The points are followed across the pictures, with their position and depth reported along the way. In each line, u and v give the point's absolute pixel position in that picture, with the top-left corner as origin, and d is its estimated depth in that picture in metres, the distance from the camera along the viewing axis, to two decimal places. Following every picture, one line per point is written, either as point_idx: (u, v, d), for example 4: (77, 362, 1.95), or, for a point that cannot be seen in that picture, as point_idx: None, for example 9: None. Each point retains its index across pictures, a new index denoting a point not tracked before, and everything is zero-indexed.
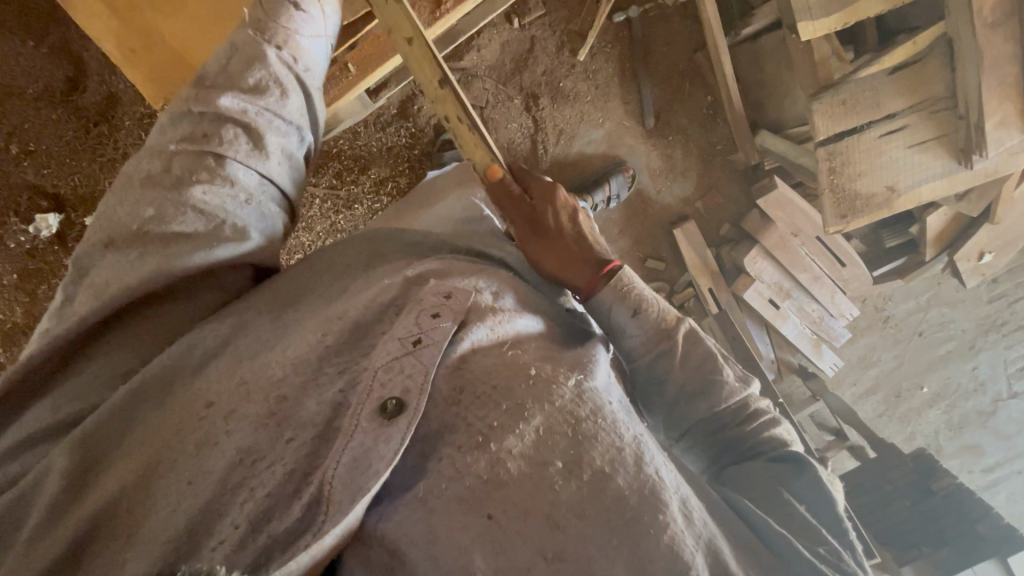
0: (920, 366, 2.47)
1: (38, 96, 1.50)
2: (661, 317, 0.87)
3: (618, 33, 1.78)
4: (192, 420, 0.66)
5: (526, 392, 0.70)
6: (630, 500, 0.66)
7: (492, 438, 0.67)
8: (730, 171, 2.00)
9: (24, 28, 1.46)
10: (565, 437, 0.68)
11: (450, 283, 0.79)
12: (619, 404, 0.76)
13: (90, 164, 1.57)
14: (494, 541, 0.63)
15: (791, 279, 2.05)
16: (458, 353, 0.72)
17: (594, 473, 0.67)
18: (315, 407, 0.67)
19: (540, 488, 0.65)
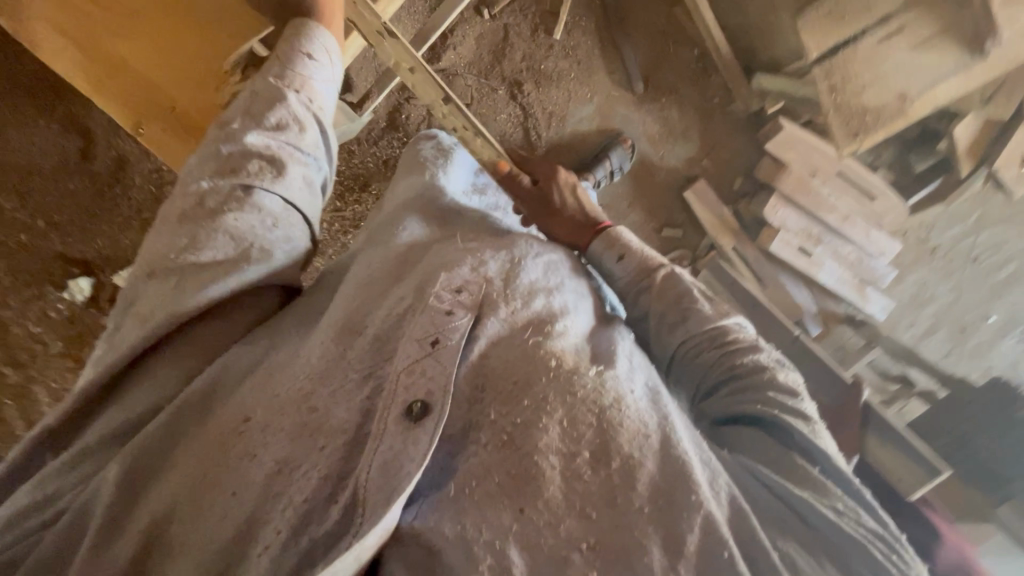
0: (982, 295, 2.28)
1: (55, 169, 1.58)
2: (644, 259, 0.97)
3: (590, 5, 1.77)
4: (232, 436, 0.64)
5: (548, 386, 0.65)
6: (659, 484, 0.60)
7: (517, 436, 0.62)
8: (732, 122, 1.93)
9: (36, 109, 1.55)
10: (590, 426, 0.63)
11: (458, 275, 0.75)
12: (643, 388, 0.70)
13: (110, 225, 1.64)
14: (534, 539, 0.56)
15: (819, 222, 1.96)
16: (477, 354, 0.68)
17: (623, 461, 0.61)
18: (345, 413, 0.64)
19: (570, 481, 0.60)
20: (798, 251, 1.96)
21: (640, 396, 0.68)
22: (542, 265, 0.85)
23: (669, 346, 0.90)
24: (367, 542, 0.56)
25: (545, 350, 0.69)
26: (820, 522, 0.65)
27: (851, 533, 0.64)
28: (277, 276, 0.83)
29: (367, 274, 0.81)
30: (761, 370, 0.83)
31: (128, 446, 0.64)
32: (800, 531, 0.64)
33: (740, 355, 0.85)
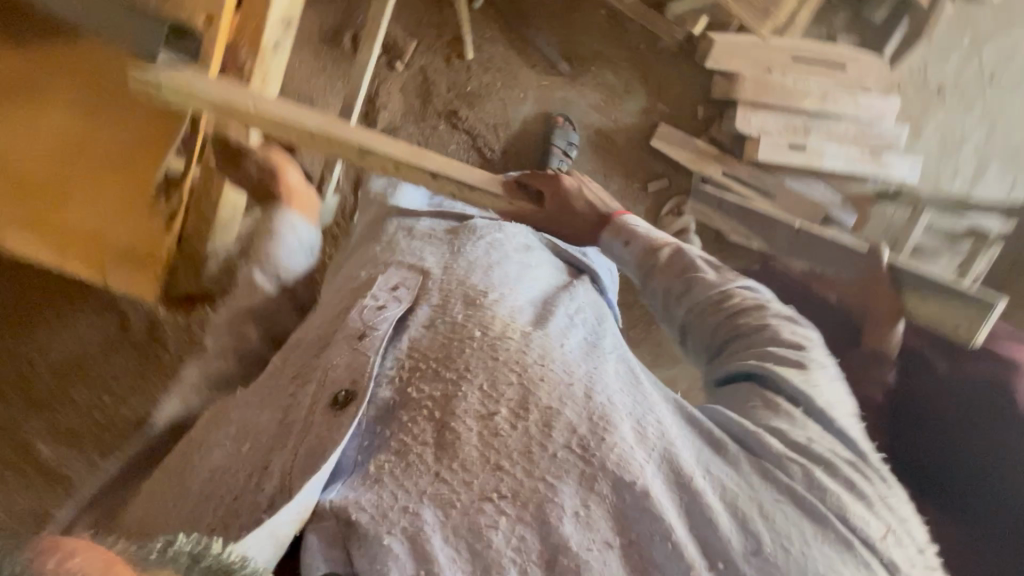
0: (1015, 112, 2.10)
1: (106, 350, 1.80)
2: (649, 241, 1.03)
3: (488, 15, 1.81)
4: (185, 443, 0.75)
5: (468, 355, 0.75)
6: (578, 430, 0.69)
7: (438, 408, 0.69)
8: (669, 58, 1.90)
9: (77, 307, 1.79)
10: (509, 383, 0.72)
11: (397, 276, 0.90)
12: (571, 346, 0.82)
13: (162, 381, 1.80)
14: (447, 497, 0.63)
15: (800, 113, 1.89)
16: (409, 341, 0.78)
17: (542, 411, 0.70)
18: (263, 419, 0.73)
19: (487, 438, 0.67)
20: (788, 148, 1.90)
21: (574, 351, 0.81)
22: (482, 244, 1.01)
23: (677, 319, 0.97)
24: (282, 518, 0.59)
25: (470, 321, 0.80)
26: (758, 450, 0.73)
27: (789, 459, 0.72)
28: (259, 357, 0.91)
29: (326, 303, 0.91)
30: (762, 322, 0.89)
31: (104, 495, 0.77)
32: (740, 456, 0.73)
33: (737, 317, 0.90)
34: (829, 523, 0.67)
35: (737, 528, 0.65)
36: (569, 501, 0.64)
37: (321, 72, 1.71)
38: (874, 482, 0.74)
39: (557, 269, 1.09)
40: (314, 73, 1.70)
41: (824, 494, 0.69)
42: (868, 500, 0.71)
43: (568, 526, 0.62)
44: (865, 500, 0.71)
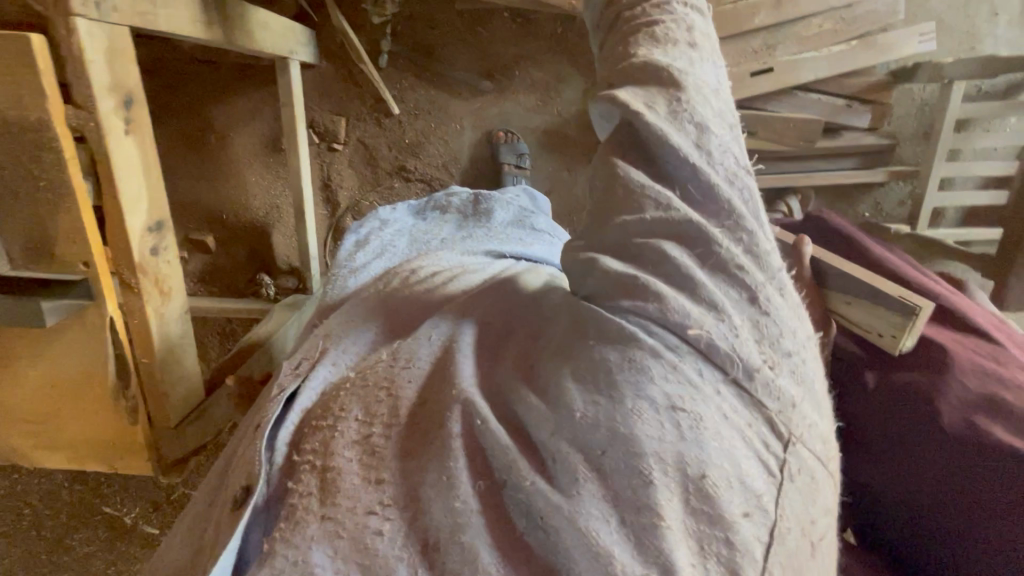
0: None
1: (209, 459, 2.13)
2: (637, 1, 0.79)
3: (397, 66, 1.80)
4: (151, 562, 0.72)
5: (347, 396, 0.66)
6: (443, 421, 0.58)
7: (321, 453, 0.60)
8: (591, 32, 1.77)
9: None
10: (381, 401, 0.63)
11: (297, 358, 0.80)
12: (450, 328, 0.73)
13: None
14: (332, 528, 0.53)
15: (755, 32, 1.65)
16: (300, 414, 0.68)
17: (419, 422, 0.60)
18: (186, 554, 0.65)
19: (367, 461, 0.58)
20: (755, 75, 1.67)
21: (439, 348, 0.70)
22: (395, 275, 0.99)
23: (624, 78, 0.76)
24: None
25: (354, 371, 0.72)
26: (597, 290, 0.62)
27: (620, 297, 0.60)
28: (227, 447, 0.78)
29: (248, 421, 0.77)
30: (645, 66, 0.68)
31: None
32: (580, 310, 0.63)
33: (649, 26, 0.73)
34: (636, 342, 0.56)
35: (551, 402, 0.56)
36: (437, 472, 0.54)
37: (277, 180, 1.88)
38: (724, 259, 0.59)
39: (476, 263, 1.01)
40: (272, 183, 1.88)
41: (644, 302, 0.58)
42: (708, 294, 0.58)
43: (438, 504, 0.52)
44: (700, 300, 0.57)
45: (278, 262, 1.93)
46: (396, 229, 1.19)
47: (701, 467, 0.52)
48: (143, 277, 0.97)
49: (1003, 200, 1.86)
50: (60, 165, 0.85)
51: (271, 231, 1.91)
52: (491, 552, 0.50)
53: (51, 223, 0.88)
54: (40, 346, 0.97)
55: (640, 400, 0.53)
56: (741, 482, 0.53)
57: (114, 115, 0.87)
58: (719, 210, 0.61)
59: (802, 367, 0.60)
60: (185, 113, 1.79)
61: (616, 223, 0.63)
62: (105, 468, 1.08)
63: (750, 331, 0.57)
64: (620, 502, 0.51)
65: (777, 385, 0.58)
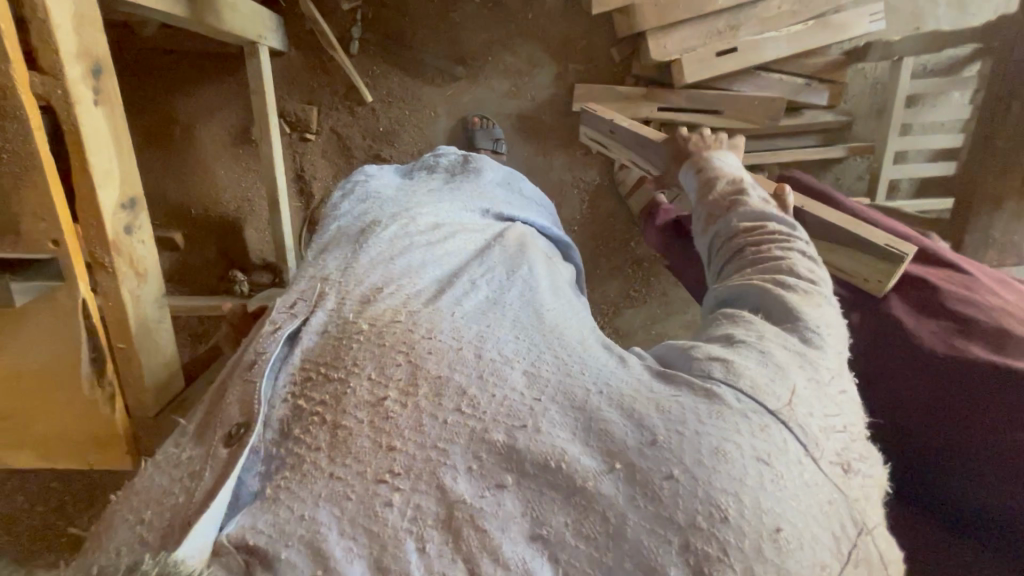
0: None
1: None
2: (712, 172, 1.09)
3: (371, 52, 1.79)
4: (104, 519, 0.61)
5: (359, 349, 0.68)
6: (468, 390, 0.63)
7: (329, 411, 0.63)
8: (562, 17, 1.81)
9: None
10: (396, 363, 0.66)
11: (292, 295, 0.79)
12: (472, 309, 0.77)
13: None
14: (342, 491, 0.57)
15: (718, 14, 1.72)
16: (302, 352, 0.70)
17: (428, 381, 0.64)
18: (166, 481, 0.61)
19: (377, 424, 0.61)
20: (721, 54, 1.73)
21: (460, 316, 0.74)
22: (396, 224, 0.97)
23: (708, 236, 1.01)
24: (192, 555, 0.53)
25: (359, 318, 0.73)
26: (680, 359, 0.71)
27: (711, 368, 0.66)
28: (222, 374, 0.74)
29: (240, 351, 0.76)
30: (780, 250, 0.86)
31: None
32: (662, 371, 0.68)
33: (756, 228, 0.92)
34: (721, 399, 0.62)
35: (632, 426, 0.60)
36: (461, 457, 0.59)
37: (249, 172, 1.82)
38: (811, 367, 0.69)
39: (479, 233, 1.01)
40: (243, 175, 1.82)
41: (737, 376, 0.65)
42: (785, 375, 0.66)
43: (461, 481, 0.57)
44: (782, 378, 0.65)
45: (250, 257, 1.87)
46: (383, 182, 1.16)
47: (777, 520, 0.55)
48: (117, 256, 0.93)
49: (950, 170, 1.94)
50: (25, 136, 0.80)
51: (242, 224, 1.85)
52: (511, 542, 0.55)
53: (15, 199, 0.83)
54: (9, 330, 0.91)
55: (728, 443, 0.59)
56: (815, 546, 0.55)
57: (83, 83, 0.84)
58: (800, 331, 0.73)
59: (874, 485, 0.64)
60: (150, 104, 1.73)
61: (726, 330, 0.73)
62: (77, 464, 1.01)
63: (830, 437, 0.63)
64: (683, 531, 0.54)
65: (847, 479, 0.62)
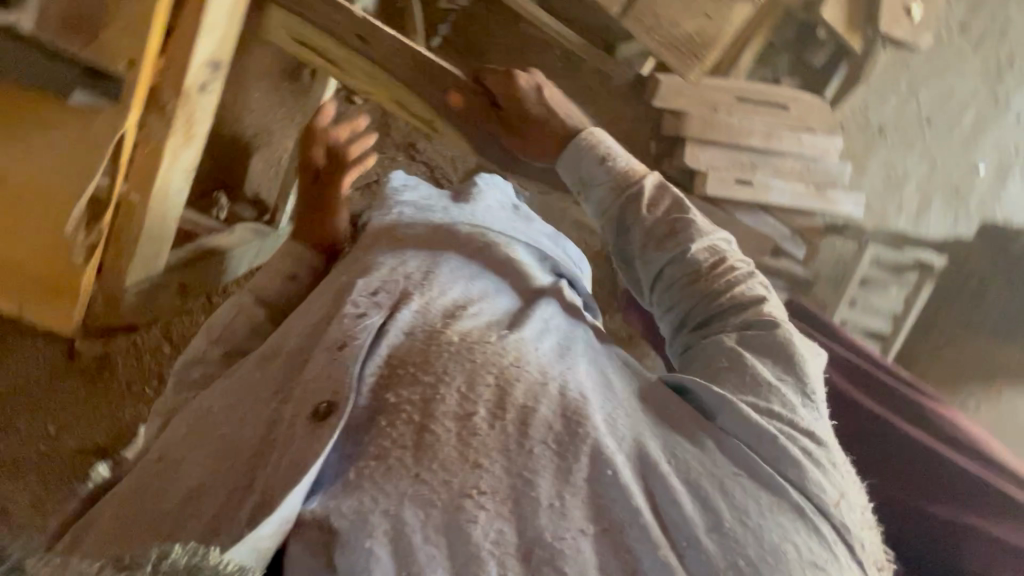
0: (955, 153, 2.21)
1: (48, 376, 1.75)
2: (626, 170, 0.98)
3: (445, 52, 1.87)
4: (157, 467, 0.71)
5: (449, 358, 0.71)
6: (554, 425, 0.66)
7: (416, 410, 0.66)
8: (621, 96, 1.98)
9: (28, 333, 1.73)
10: (487, 384, 0.69)
11: (376, 278, 0.83)
12: (551, 346, 0.78)
13: (106, 410, 1.78)
14: (426, 496, 0.60)
15: (745, 149, 1.97)
16: (389, 347, 0.73)
17: (517, 409, 0.67)
18: (238, 438, 0.71)
19: (464, 438, 0.64)
20: (736, 183, 1.97)
21: (546, 352, 0.76)
22: (465, 248, 0.93)
23: (658, 262, 0.92)
24: (263, 531, 0.59)
25: (449, 329, 0.76)
26: (733, 422, 0.70)
27: (759, 451, 0.68)
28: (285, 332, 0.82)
29: (308, 319, 0.80)
30: (754, 302, 0.85)
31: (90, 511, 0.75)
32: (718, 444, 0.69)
33: (720, 269, 0.89)
34: (781, 490, 0.65)
35: (699, 505, 0.64)
36: (546, 493, 0.61)
37: (280, 106, 1.76)
38: (833, 450, 0.72)
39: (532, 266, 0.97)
40: (273, 107, 1.75)
41: (786, 467, 0.67)
42: (835, 470, 0.70)
43: (543, 518, 0.60)
44: (827, 470, 0.68)
45: (246, 187, 1.77)
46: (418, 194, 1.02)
47: None
48: (180, 106, 0.86)
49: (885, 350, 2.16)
50: None
51: (253, 152, 1.75)
52: None
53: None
54: (17, 132, 0.80)
55: (788, 543, 0.62)
56: None
57: None
58: (803, 387, 0.76)
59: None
60: None
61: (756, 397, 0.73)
62: (5, 307, 0.87)
63: (868, 539, 0.67)
64: None
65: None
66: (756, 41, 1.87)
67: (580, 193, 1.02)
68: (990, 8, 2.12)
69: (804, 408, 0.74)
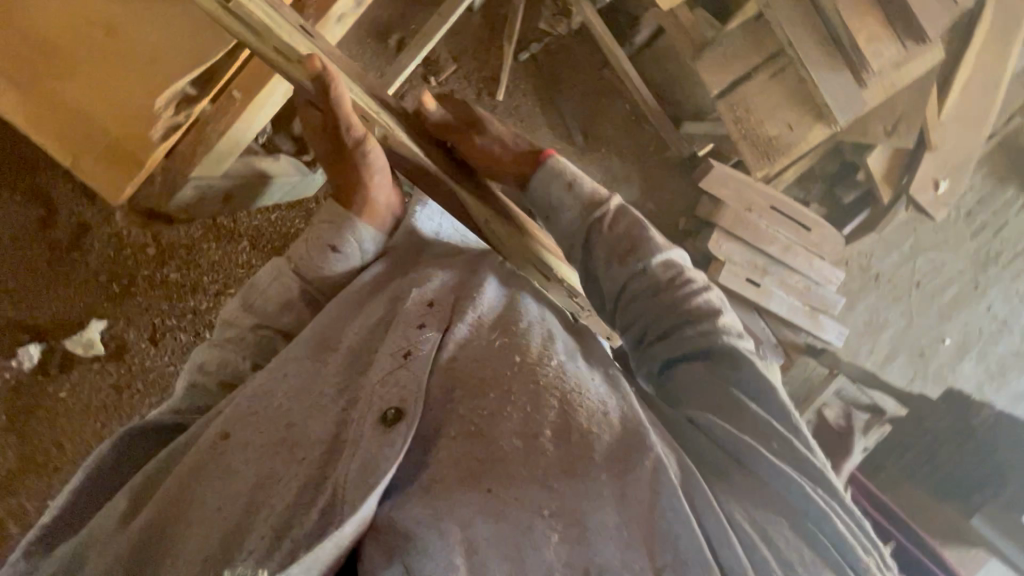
0: (932, 319, 2.40)
1: (17, 237, 1.66)
2: (592, 190, 0.94)
3: (527, 70, 1.93)
4: (214, 454, 0.74)
5: (513, 377, 0.75)
6: (613, 455, 0.69)
7: (483, 424, 0.71)
8: (669, 166, 2.09)
9: (15, 186, 1.65)
10: (552, 407, 0.72)
11: (428, 289, 0.89)
12: (603, 378, 0.80)
13: (64, 290, 1.69)
14: (498, 510, 0.64)
15: (764, 255, 2.06)
16: (447, 356, 0.79)
17: (580, 434, 0.70)
18: (307, 433, 0.75)
19: (530, 455, 0.68)
20: (746, 282, 2.05)
21: (599, 383, 0.78)
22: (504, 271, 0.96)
23: (619, 279, 0.87)
24: (346, 530, 0.64)
25: (511, 346, 0.79)
26: (759, 463, 0.71)
27: (788, 501, 0.68)
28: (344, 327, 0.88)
29: (371, 321, 0.88)
30: (716, 320, 0.83)
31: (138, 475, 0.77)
32: (757, 495, 0.69)
33: (678, 288, 0.86)
34: (821, 547, 0.66)
35: (749, 556, 0.64)
36: (614, 521, 0.64)
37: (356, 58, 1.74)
38: (837, 491, 0.73)
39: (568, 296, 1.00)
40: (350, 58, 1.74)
41: (818, 519, 0.67)
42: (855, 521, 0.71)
43: (610, 547, 0.62)
44: (847, 521, 0.70)
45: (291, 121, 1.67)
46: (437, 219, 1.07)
47: None
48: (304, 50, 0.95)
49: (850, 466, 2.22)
50: None
51: None
52: None
53: None
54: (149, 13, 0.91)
55: None
56: None
57: None
58: (791, 424, 0.76)
59: None
60: None
61: (767, 444, 0.73)
62: (61, 157, 0.93)
63: None
64: None
65: None
66: (804, 163, 2.01)
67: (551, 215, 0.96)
68: (992, 205, 2.38)
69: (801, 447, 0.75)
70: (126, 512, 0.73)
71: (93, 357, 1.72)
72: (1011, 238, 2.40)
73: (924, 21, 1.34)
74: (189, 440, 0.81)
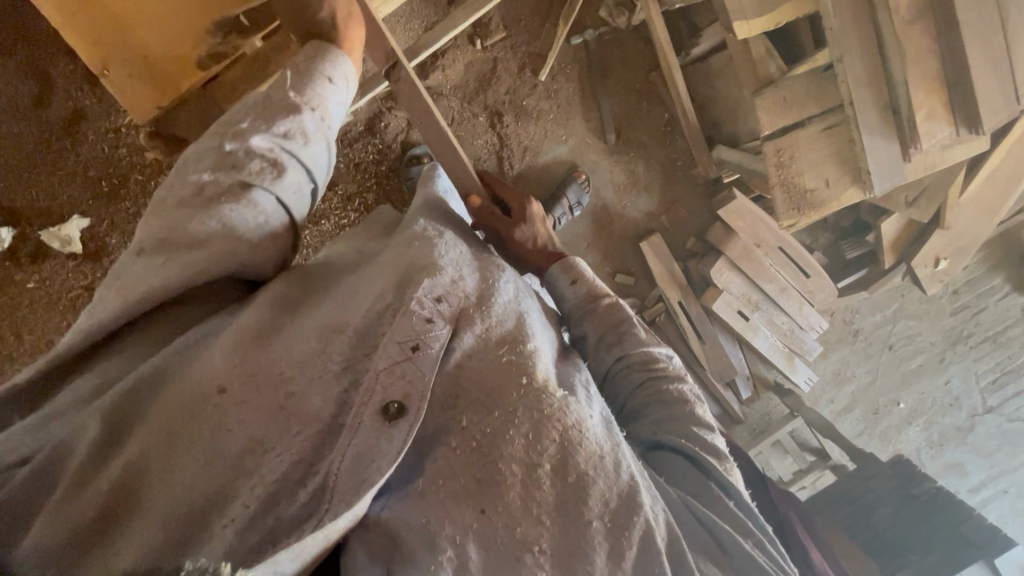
0: (894, 382, 2.50)
1: (5, 109, 1.53)
2: (594, 287, 1.08)
3: (576, 55, 1.87)
4: (205, 406, 0.70)
5: (518, 400, 0.80)
6: (610, 505, 0.77)
7: (485, 443, 0.77)
8: (691, 185, 2.07)
9: (10, 53, 1.50)
10: (552, 441, 0.78)
11: (439, 283, 0.86)
12: (599, 415, 0.86)
13: (50, 177, 1.59)
14: (490, 534, 0.73)
15: (758, 290, 2.08)
16: (454, 360, 0.81)
17: (577, 475, 0.77)
18: (303, 408, 0.73)
19: (528, 486, 0.76)
20: (737, 314, 2.07)
21: (597, 422, 0.84)
22: (512, 285, 0.97)
23: (604, 364, 1.04)
24: (336, 525, 0.67)
25: (517, 367, 0.83)
26: (735, 550, 0.85)
27: (757, 566, 0.84)
28: (354, 304, 0.84)
29: (376, 298, 0.83)
30: (693, 412, 1.00)
31: (110, 395, 0.70)
32: (729, 569, 0.83)
33: (658, 375, 1.03)
34: None
35: None
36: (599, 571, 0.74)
37: None
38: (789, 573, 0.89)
39: (548, 343, 0.97)
40: None
41: None
42: None
43: None
44: None
45: None
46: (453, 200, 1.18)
47: None
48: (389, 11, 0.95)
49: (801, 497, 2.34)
50: None
51: None
52: None
53: None
54: None
55: None
56: None
57: None
58: (753, 514, 0.94)
59: None
60: None
61: (737, 526, 0.89)
62: (91, 63, 0.88)
63: None
64: None
65: None
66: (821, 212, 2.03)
67: (574, 282, 1.08)
68: (978, 288, 2.47)
69: (759, 528, 0.93)
70: (94, 447, 0.67)
71: (69, 254, 1.63)
72: (985, 323, 2.51)
73: (989, 114, 1.32)
74: (163, 369, 0.74)
